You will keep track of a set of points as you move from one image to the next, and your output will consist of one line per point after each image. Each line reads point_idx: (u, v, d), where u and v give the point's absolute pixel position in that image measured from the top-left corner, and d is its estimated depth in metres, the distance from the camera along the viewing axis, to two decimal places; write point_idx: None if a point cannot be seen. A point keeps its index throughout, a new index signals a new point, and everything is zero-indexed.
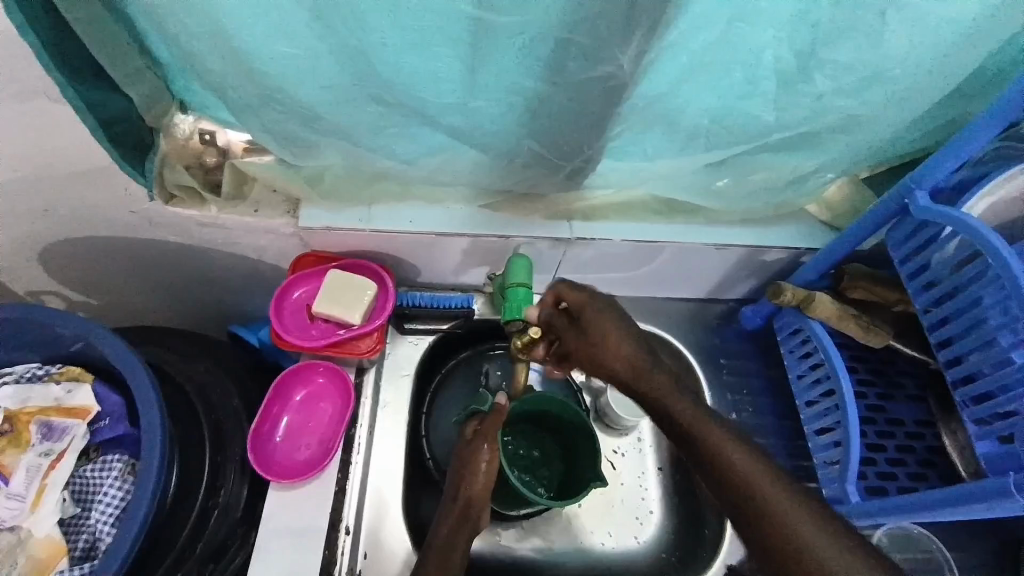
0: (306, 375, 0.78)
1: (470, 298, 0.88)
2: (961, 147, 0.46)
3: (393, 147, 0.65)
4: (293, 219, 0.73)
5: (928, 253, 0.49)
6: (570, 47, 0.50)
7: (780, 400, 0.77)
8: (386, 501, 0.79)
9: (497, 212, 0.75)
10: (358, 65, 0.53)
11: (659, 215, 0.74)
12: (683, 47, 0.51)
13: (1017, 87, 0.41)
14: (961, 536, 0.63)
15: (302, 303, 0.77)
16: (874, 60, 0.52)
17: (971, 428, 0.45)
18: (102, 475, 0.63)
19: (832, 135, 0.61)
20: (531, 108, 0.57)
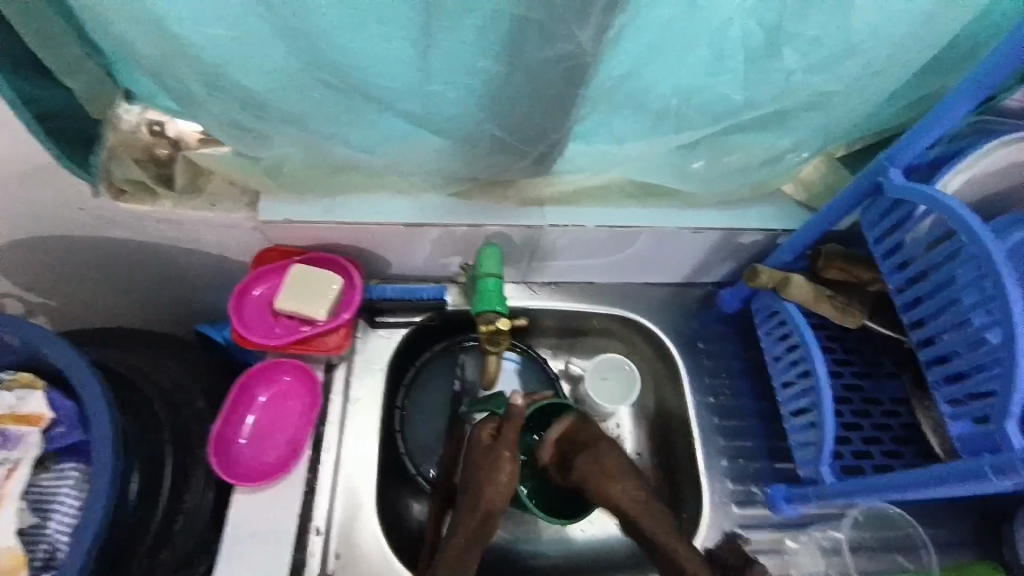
0: (270, 374, 0.71)
1: (442, 290, 0.81)
2: (936, 124, 0.52)
3: (347, 131, 0.59)
4: (252, 212, 0.68)
5: (902, 232, 0.56)
6: (526, 26, 0.45)
7: (755, 380, 0.86)
8: (359, 501, 0.72)
9: (467, 200, 0.71)
10: (296, 38, 0.47)
11: (633, 198, 0.72)
12: (640, 23, 0.47)
13: (992, 63, 0.47)
14: (931, 513, 0.78)
15: (264, 301, 0.70)
16: (839, 35, 0.49)
17: (945, 405, 0.53)
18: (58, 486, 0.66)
19: (802, 114, 0.59)
20: (492, 91, 0.52)
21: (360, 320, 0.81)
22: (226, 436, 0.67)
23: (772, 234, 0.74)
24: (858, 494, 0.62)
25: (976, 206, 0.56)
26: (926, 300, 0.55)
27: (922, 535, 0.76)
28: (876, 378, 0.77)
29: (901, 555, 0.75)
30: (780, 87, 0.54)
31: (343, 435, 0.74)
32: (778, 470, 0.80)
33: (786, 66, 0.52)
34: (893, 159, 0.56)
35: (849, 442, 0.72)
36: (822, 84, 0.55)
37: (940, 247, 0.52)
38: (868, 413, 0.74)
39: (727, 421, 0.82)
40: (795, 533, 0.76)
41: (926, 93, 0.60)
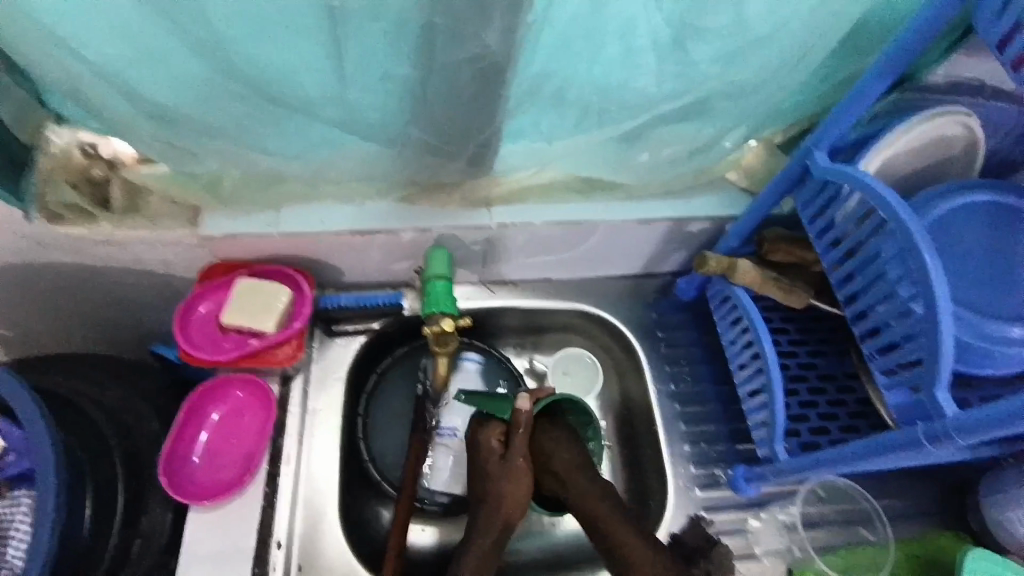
0: (220, 391, 0.70)
1: (398, 296, 0.81)
2: (855, 104, 0.54)
3: (277, 141, 0.58)
4: (192, 228, 0.67)
5: (833, 210, 0.57)
6: (433, 30, 0.46)
7: (715, 366, 0.87)
8: (323, 513, 0.72)
9: (413, 204, 0.71)
10: (207, 53, 0.47)
11: (579, 193, 0.73)
12: (546, 23, 0.48)
13: (900, 43, 0.48)
14: (889, 486, 0.80)
15: (211, 317, 0.69)
16: (745, 28, 0.51)
17: (880, 376, 0.54)
18: (11, 514, 0.60)
19: (728, 102, 0.60)
20: (414, 94, 0.53)
21: (316, 330, 0.80)
22: (179, 455, 0.67)
23: (718, 221, 0.75)
24: (808, 468, 0.63)
25: (900, 182, 0.58)
26: (858, 275, 0.55)
27: (875, 506, 0.78)
28: (828, 355, 0.78)
29: (861, 527, 0.77)
30: (699, 77, 0.55)
31: (303, 447, 0.74)
32: (741, 451, 0.81)
33: (700, 57, 0.53)
34: (819, 141, 0.57)
35: (806, 420, 0.74)
36: (740, 72, 0.56)
37: (866, 223, 0.53)
38: (822, 390, 0.76)
39: (689, 408, 0.83)
40: (756, 512, 0.77)
41: (847, 76, 0.61)
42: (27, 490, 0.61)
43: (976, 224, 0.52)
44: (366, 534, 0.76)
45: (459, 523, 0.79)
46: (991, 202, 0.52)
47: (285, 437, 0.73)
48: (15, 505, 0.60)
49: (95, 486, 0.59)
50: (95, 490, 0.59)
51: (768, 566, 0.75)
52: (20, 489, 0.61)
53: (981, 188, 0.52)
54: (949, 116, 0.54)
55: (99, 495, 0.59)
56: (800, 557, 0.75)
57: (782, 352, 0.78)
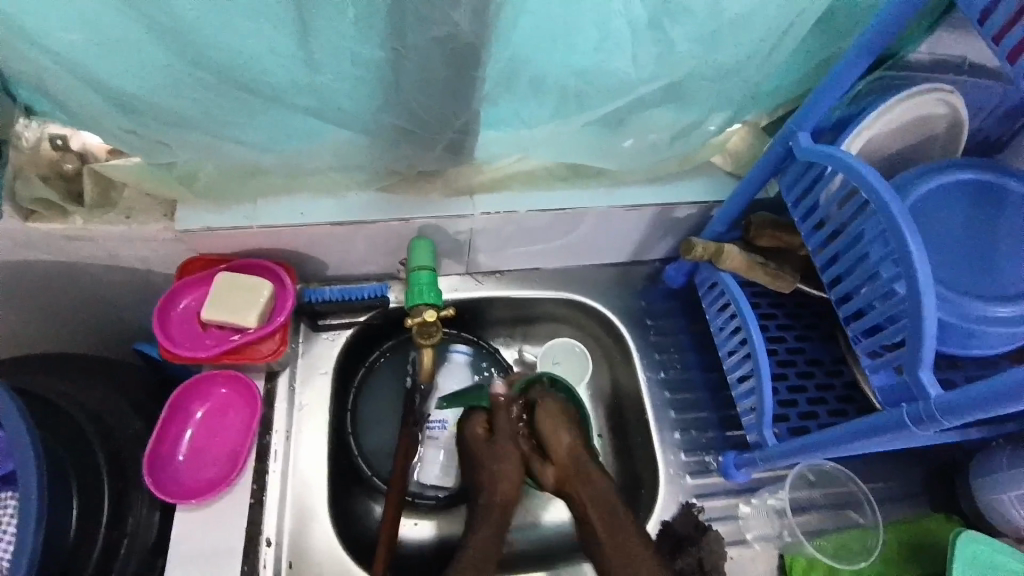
0: (203, 388, 0.69)
1: (383, 288, 0.80)
2: (836, 84, 0.53)
3: (252, 130, 0.57)
4: (170, 223, 0.66)
5: (816, 192, 0.57)
6: (402, 12, 0.45)
7: (704, 353, 0.86)
8: (312, 508, 0.72)
9: (395, 194, 0.70)
10: (173, 38, 0.46)
11: (562, 181, 0.72)
12: (520, 4, 0.47)
13: (880, 21, 0.47)
14: (878, 469, 0.80)
15: (191, 313, 0.68)
16: (723, 7, 0.50)
17: (865, 359, 0.53)
18: None
19: (710, 84, 0.59)
20: (388, 79, 0.52)
21: (301, 324, 0.79)
22: (163, 454, 0.66)
23: (704, 207, 0.74)
24: (796, 452, 0.63)
25: (883, 163, 0.57)
26: (841, 257, 0.55)
27: (864, 491, 0.77)
28: (816, 340, 0.78)
29: (851, 510, 0.77)
30: (679, 58, 0.55)
31: (290, 443, 0.74)
32: (731, 437, 0.81)
33: (678, 38, 0.52)
34: (801, 123, 0.57)
35: (795, 405, 0.73)
36: (720, 53, 0.55)
37: (849, 203, 0.53)
38: (811, 374, 0.76)
39: (679, 395, 0.83)
40: (746, 497, 0.77)
41: (828, 57, 0.60)
42: (13, 491, 0.57)
43: (957, 203, 0.51)
44: (356, 529, 0.76)
45: (451, 515, 0.78)
46: (973, 181, 0.51)
47: (271, 433, 0.72)
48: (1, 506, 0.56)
49: (79, 487, 0.58)
50: (79, 491, 0.58)
51: (758, 550, 0.75)
52: (4, 491, 0.57)
53: (963, 167, 0.51)
54: (931, 94, 0.53)
55: (82, 497, 0.58)
56: (790, 542, 0.74)
57: (771, 338, 0.78)
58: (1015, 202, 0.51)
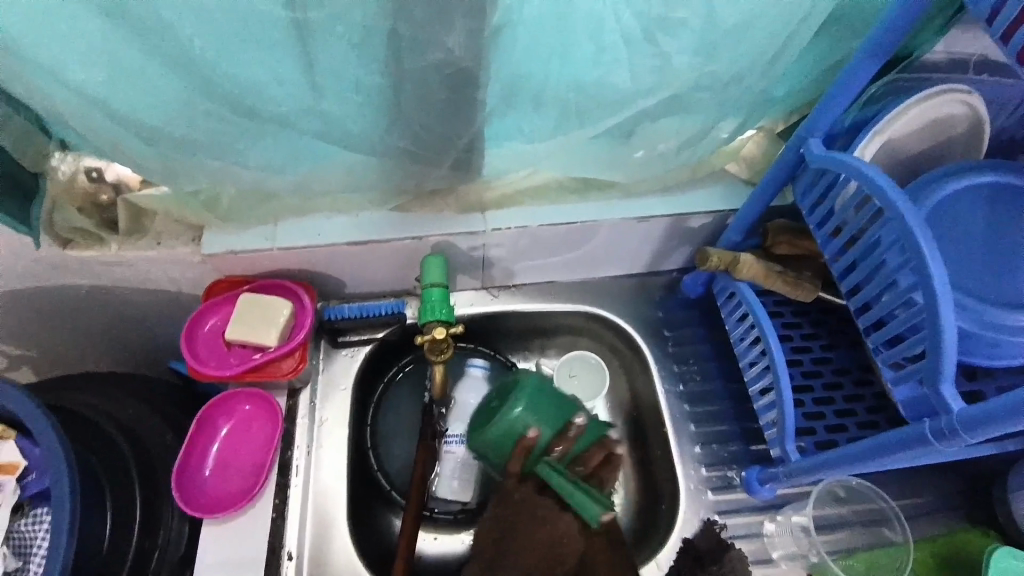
0: (227, 405, 0.72)
1: (400, 304, 0.81)
2: (844, 90, 0.52)
3: (266, 156, 0.59)
4: (195, 247, 0.69)
5: (832, 199, 0.55)
6: (399, 39, 0.47)
7: (725, 363, 0.84)
8: (332, 522, 0.73)
9: (408, 212, 0.71)
10: (188, 72, 0.48)
11: (572, 194, 0.72)
12: (514, 24, 0.48)
13: (883, 25, 0.46)
14: (910, 484, 0.77)
15: (215, 333, 0.71)
16: (720, 19, 0.50)
17: (886, 370, 0.51)
18: (34, 530, 0.58)
19: (716, 94, 0.58)
20: (390, 103, 0.54)
21: (321, 341, 0.81)
22: (191, 469, 0.69)
23: (719, 215, 0.73)
24: (819, 467, 0.61)
25: (899, 167, 0.55)
26: (857, 265, 0.53)
27: (893, 507, 0.73)
28: (842, 349, 0.75)
29: (882, 527, 0.73)
30: (679, 71, 0.54)
31: (311, 459, 0.75)
32: (754, 450, 0.79)
33: (675, 51, 0.52)
34: (811, 130, 0.56)
35: (822, 417, 0.70)
36: (721, 64, 0.55)
37: (864, 209, 0.51)
38: (838, 385, 0.73)
39: (700, 407, 0.81)
40: (772, 514, 0.75)
41: (836, 61, 0.59)
42: (48, 508, 0.59)
43: (978, 206, 0.49)
44: (376, 544, 0.76)
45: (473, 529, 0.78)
46: (992, 184, 0.49)
47: (293, 448, 0.74)
48: (36, 522, 0.58)
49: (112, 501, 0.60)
50: (112, 505, 0.60)
51: (785, 570, 0.72)
52: (41, 505, 0.59)
53: (981, 170, 0.49)
54: (949, 95, 0.51)
55: (114, 510, 0.60)
56: (816, 562, 0.71)
57: (795, 348, 0.75)
58: None
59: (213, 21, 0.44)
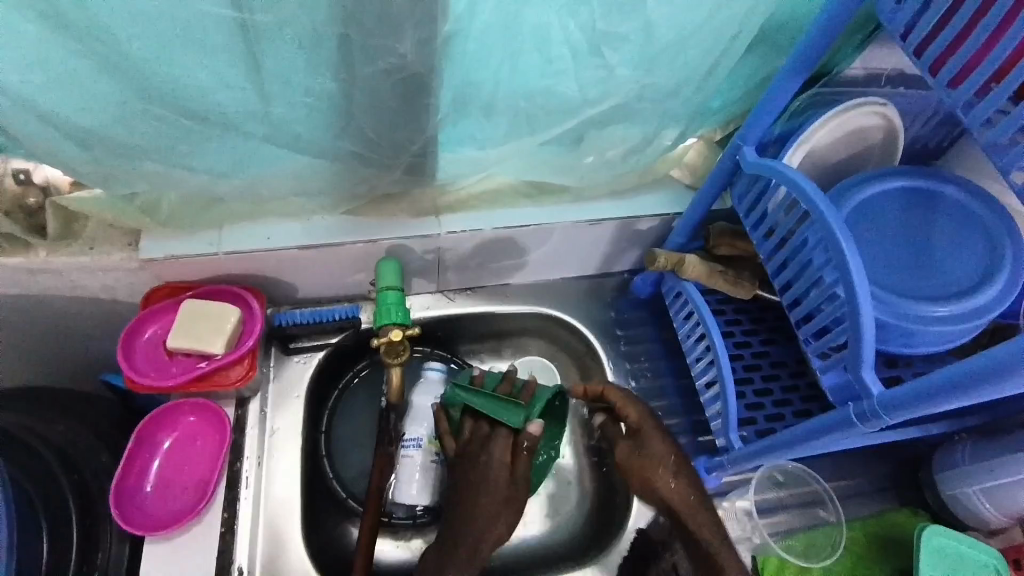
0: (170, 417, 0.69)
1: (354, 308, 0.80)
2: (774, 100, 0.55)
3: (213, 159, 0.58)
4: (133, 253, 0.66)
5: (763, 203, 0.58)
6: (350, 44, 0.47)
7: (674, 360, 0.88)
8: (284, 534, 0.71)
9: (361, 217, 0.71)
10: (125, 72, 0.47)
11: (526, 198, 0.74)
12: (466, 32, 0.49)
13: (808, 41, 0.50)
14: (843, 468, 0.82)
15: (155, 343, 0.68)
16: (662, 32, 0.52)
17: (816, 359, 0.54)
18: None
19: (659, 102, 0.61)
20: (341, 107, 0.54)
21: (272, 348, 0.79)
22: (131, 486, 0.65)
23: (665, 218, 0.76)
24: (759, 453, 0.64)
25: (825, 171, 0.60)
26: (789, 264, 0.56)
27: (827, 489, 0.79)
28: (781, 343, 0.80)
29: (818, 508, 0.78)
30: (624, 79, 0.57)
31: (260, 468, 0.72)
32: (701, 442, 0.82)
33: (620, 62, 0.55)
34: (745, 138, 0.59)
35: (762, 408, 0.74)
36: (663, 74, 0.57)
37: (793, 212, 0.54)
38: (776, 376, 0.77)
39: (650, 403, 0.84)
40: (717, 500, 0.78)
41: (768, 73, 0.63)
42: None
43: (895, 207, 0.53)
44: (331, 552, 0.75)
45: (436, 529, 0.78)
46: (907, 187, 0.54)
47: (242, 459, 0.71)
48: None
49: (48, 521, 0.58)
50: (49, 530, 0.58)
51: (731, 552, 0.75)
52: None
53: (895, 174, 0.54)
54: (866, 107, 0.56)
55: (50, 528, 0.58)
56: (759, 544, 0.76)
57: (737, 343, 0.79)
58: (951, 205, 0.53)
59: (153, 22, 0.43)
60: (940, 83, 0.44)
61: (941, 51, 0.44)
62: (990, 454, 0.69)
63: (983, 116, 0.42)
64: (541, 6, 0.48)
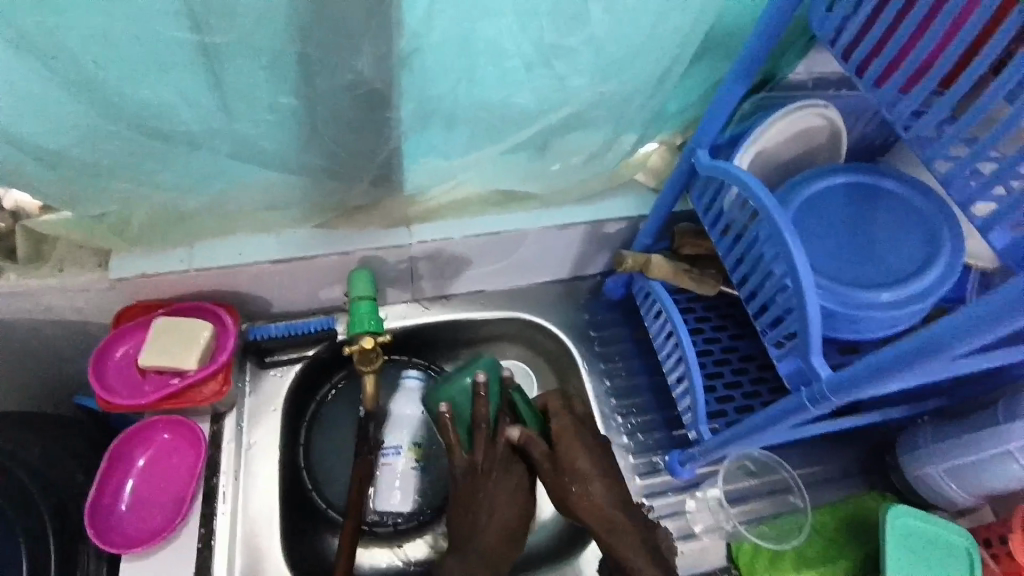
0: (143, 435, 0.69)
1: (330, 320, 0.80)
2: (723, 103, 0.58)
3: (180, 175, 0.59)
4: (103, 273, 0.66)
5: (719, 202, 0.61)
6: (309, 61, 0.49)
7: (647, 358, 0.90)
8: (263, 549, 0.71)
9: (332, 229, 0.72)
10: (90, 94, 0.48)
11: (496, 206, 0.76)
12: (423, 49, 0.51)
13: (750, 49, 0.53)
14: (814, 456, 0.85)
15: (128, 362, 0.68)
16: (613, 43, 0.55)
17: (772, 349, 0.56)
18: None
19: (616, 109, 0.64)
20: (305, 121, 0.55)
21: (247, 363, 0.79)
22: (106, 505, 0.65)
23: (632, 221, 0.78)
24: (728, 444, 0.66)
25: (775, 169, 0.63)
26: (744, 259, 0.58)
27: (794, 476, 0.82)
28: (748, 338, 0.82)
29: (787, 495, 0.81)
30: (580, 88, 0.59)
31: (237, 484, 0.72)
32: (675, 437, 0.84)
33: (575, 71, 0.57)
34: (698, 141, 0.62)
35: (732, 401, 0.77)
36: (619, 83, 0.60)
37: (745, 209, 0.57)
38: (745, 370, 0.79)
39: (625, 401, 0.86)
40: (692, 492, 0.80)
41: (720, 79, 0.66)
42: None
43: (838, 202, 0.56)
44: (314, 565, 0.74)
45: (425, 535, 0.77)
46: (849, 182, 0.57)
47: (219, 474, 0.71)
48: None
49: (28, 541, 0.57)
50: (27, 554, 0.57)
51: (706, 542, 0.77)
52: None
53: (838, 171, 0.57)
54: (810, 108, 0.59)
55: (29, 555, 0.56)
56: (732, 531, 0.78)
57: (707, 339, 0.81)
58: (892, 199, 0.56)
59: (116, 43, 0.44)
60: (868, 82, 0.47)
61: (866, 53, 0.47)
62: (947, 435, 0.72)
63: (908, 111, 0.45)
64: (494, 22, 0.50)
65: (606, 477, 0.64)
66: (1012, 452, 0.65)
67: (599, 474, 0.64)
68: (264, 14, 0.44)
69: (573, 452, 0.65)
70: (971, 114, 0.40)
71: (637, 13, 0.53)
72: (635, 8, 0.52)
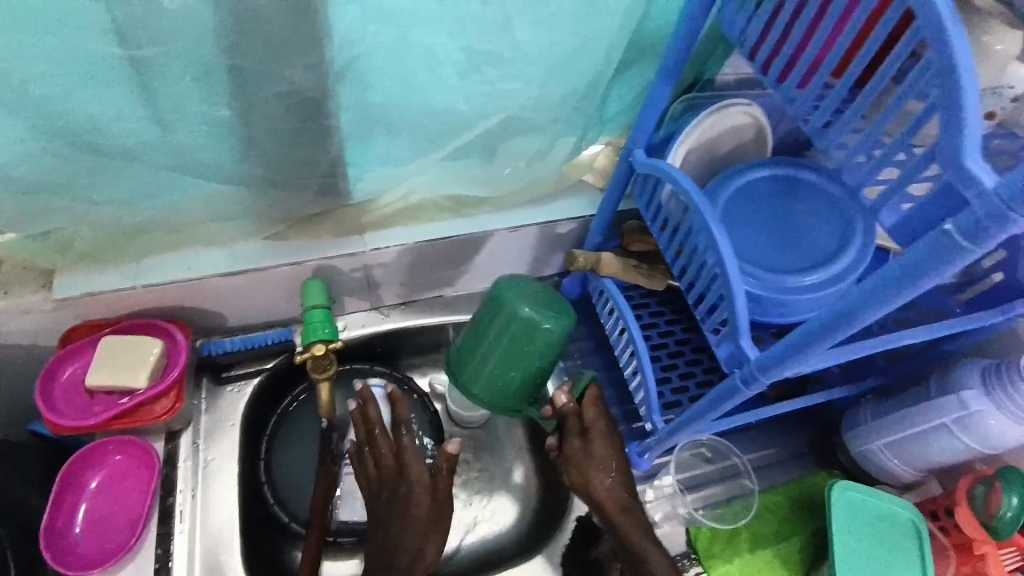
0: (94, 456, 0.67)
1: (288, 332, 0.80)
2: (651, 105, 0.61)
3: (122, 191, 0.58)
4: (47, 293, 0.65)
5: (657, 198, 0.64)
6: (239, 72, 0.50)
7: (606, 354, 0.92)
8: (223, 565, 0.69)
9: (285, 240, 0.72)
10: (21, 111, 0.48)
11: (447, 211, 0.77)
12: (354, 57, 0.52)
13: (670, 53, 0.56)
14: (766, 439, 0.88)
15: (75, 383, 0.67)
16: (543, 49, 0.57)
17: (711, 335, 0.59)
18: None
19: (556, 113, 0.66)
20: (243, 132, 0.56)
21: (203, 380, 0.79)
22: (59, 529, 0.64)
23: (583, 221, 0.81)
24: (677, 431, 0.69)
25: (707, 165, 0.66)
26: (681, 252, 0.61)
27: (743, 462, 0.86)
28: (699, 329, 0.85)
29: (743, 479, 0.84)
30: (517, 93, 0.61)
31: (196, 500, 0.71)
32: (635, 429, 0.87)
33: (509, 76, 0.59)
34: (635, 141, 0.65)
35: (686, 390, 0.80)
36: (556, 87, 0.62)
37: (680, 203, 0.59)
38: (698, 361, 0.82)
39: None
40: (651, 482, 0.83)
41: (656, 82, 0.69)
42: None
43: (764, 194, 0.60)
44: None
45: None
46: (773, 175, 0.60)
47: (174, 494, 0.71)
48: None
49: None
50: None
51: (666, 529, 0.80)
52: None
53: (761, 166, 0.61)
54: (735, 108, 0.62)
55: None
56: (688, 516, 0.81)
57: (661, 333, 0.84)
58: (813, 189, 0.59)
59: (41, 58, 0.44)
60: (772, 79, 0.51)
61: (768, 52, 0.50)
62: (884, 410, 0.76)
63: (807, 105, 0.48)
64: (423, 29, 0.52)
65: (620, 463, 0.70)
66: (945, 425, 0.68)
67: (619, 464, 0.69)
68: (189, 27, 0.45)
69: (598, 440, 0.69)
70: (864, 95, 0.43)
71: (564, 20, 0.55)
72: (560, 15, 0.55)
